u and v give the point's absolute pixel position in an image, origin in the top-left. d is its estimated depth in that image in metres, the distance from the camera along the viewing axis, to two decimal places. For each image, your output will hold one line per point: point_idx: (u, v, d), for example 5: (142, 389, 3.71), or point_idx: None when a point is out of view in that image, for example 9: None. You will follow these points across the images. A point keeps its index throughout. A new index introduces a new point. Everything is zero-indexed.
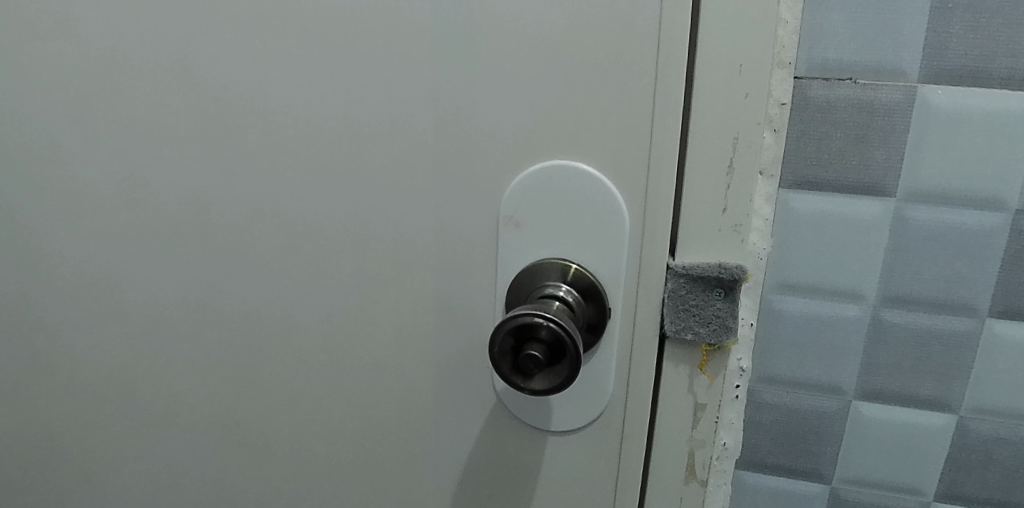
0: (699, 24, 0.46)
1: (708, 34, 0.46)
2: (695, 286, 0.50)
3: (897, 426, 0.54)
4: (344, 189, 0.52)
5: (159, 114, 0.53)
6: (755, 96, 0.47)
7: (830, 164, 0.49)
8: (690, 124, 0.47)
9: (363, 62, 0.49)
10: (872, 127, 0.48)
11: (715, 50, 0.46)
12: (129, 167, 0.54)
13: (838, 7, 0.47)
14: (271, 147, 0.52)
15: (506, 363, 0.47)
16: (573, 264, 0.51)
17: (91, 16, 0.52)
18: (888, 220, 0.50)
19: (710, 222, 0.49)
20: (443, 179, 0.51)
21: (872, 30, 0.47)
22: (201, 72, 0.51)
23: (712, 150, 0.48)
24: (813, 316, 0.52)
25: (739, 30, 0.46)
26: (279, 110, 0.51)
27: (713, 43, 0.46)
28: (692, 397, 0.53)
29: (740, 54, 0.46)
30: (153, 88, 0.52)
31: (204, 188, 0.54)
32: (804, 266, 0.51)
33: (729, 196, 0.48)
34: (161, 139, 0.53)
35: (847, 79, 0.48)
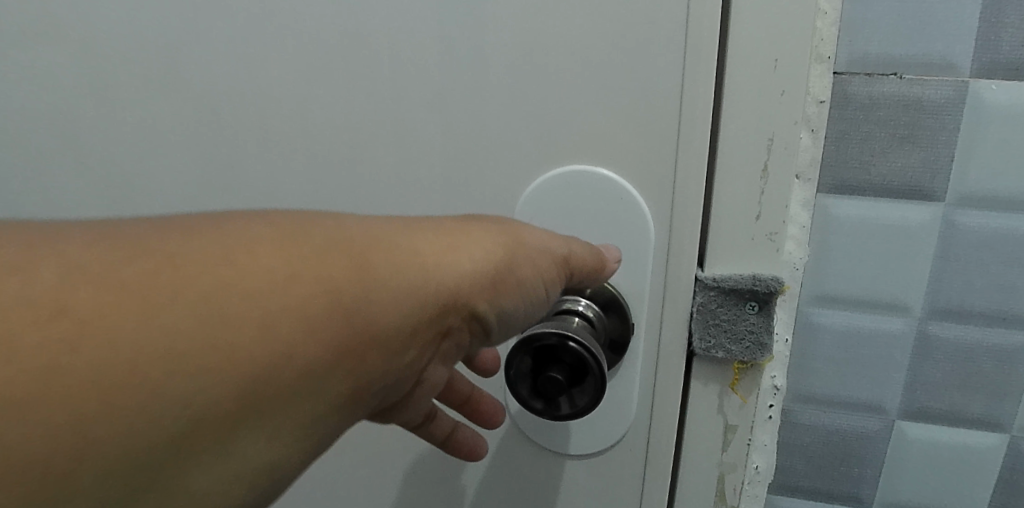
0: (730, 15, 0.42)
1: (741, 27, 0.42)
2: (726, 299, 0.46)
3: (944, 446, 0.50)
4: (345, 198, 0.48)
5: (136, 120, 0.48)
6: (792, 93, 0.43)
7: (873, 166, 0.45)
8: (722, 125, 0.43)
9: (361, 61, 0.45)
10: (919, 125, 0.44)
11: (750, 43, 0.42)
12: (106, 179, 0.50)
13: None
14: (263, 154, 0.48)
15: (525, 386, 0.44)
16: None
17: (54, 13, 0.47)
18: (934, 226, 0.46)
19: (743, 230, 0.45)
20: (453, 187, 0.47)
21: (919, 19, 0.43)
22: (183, 73, 0.47)
23: (745, 152, 0.44)
24: (853, 330, 0.48)
25: (776, 22, 0.41)
26: (271, 114, 0.47)
27: (747, 36, 0.42)
28: (723, 418, 0.49)
29: (777, 48, 0.42)
30: (130, 92, 0.47)
31: (193, 198, 0.49)
32: (844, 276, 0.47)
33: (764, 202, 0.45)
34: (142, 148, 0.49)
35: (892, 73, 0.44)
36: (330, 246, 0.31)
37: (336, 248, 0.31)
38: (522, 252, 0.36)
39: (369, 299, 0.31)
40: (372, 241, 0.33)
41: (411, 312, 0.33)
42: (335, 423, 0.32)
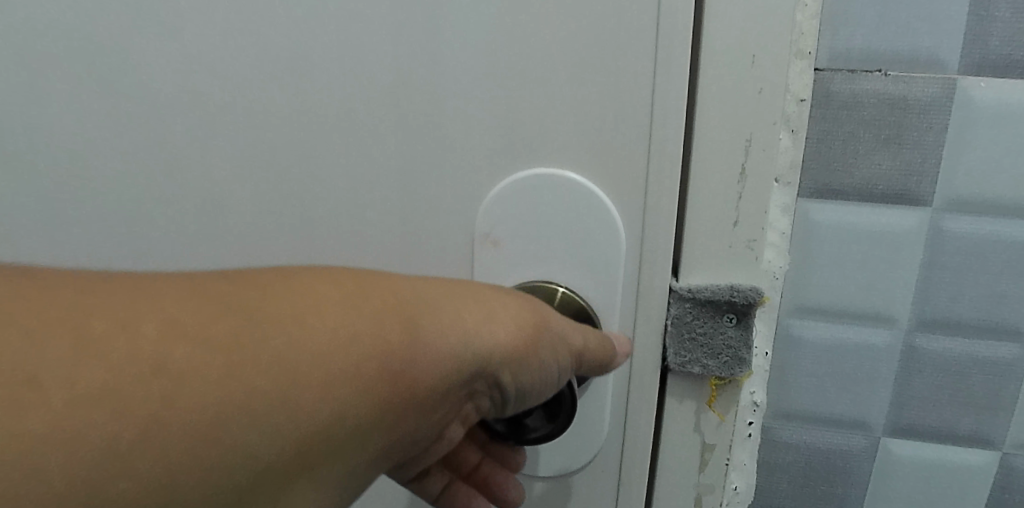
0: (705, 7, 0.39)
1: (716, 20, 0.39)
2: (702, 311, 0.43)
3: (931, 464, 0.48)
4: (285, 208, 0.43)
5: (50, 122, 0.43)
6: (770, 91, 0.40)
7: (857, 169, 0.42)
8: (696, 124, 0.40)
9: (302, 55, 0.40)
10: (905, 126, 0.42)
11: (726, 37, 0.39)
12: (16, 188, 0.44)
13: None
14: (194, 159, 0.43)
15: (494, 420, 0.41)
16: (560, 287, 0.44)
17: None
18: (922, 232, 0.43)
19: (719, 237, 0.42)
20: (406, 194, 0.43)
21: (905, 10, 0.40)
22: (102, 69, 0.42)
23: (721, 154, 0.41)
24: (837, 343, 0.46)
25: (753, 14, 0.39)
26: (202, 114, 0.42)
27: (722, 29, 0.39)
28: (699, 437, 0.46)
29: (755, 42, 0.39)
30: (43, 89, 0.42)
31: (115, 209, 0.44)
32: (828, 286, 0.44)
33: (741, 208, 0.42)
34: (56, 153, 0.43)
35: (876, 70, 0.41)
36: (384, 305, 0.30)
37: (388, 309, 0.30)
38: (555, 321, 0.36)
39: (413, 368, 0.30)
40: (424, 304, 0.32)
41: (450, 381, 0.32)
42: (358, 489, 0.31)
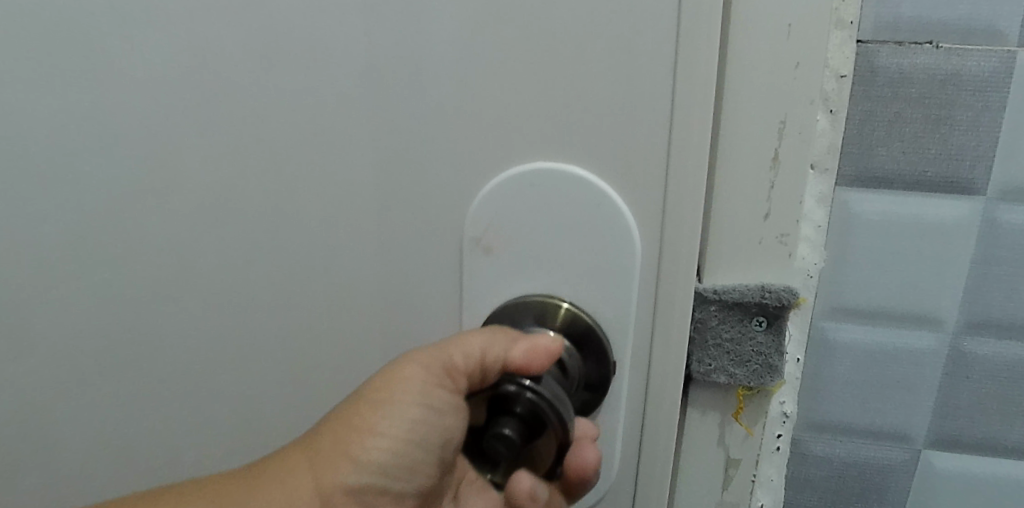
0: None
1: None
2: (729, 314, 0.39)
3: (978, 479, 0.43)
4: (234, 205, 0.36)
5: None
6: (808, 66, 0.35)
7: (903, 154, 0.38)
8: (725, 103, 0.36)
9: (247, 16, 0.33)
10: (958, 105, 0.37)
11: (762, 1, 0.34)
12: None
13: None
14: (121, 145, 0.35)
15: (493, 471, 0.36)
16: (564, 302, 0.35)
17: None
18: (974, 224, 0.39)
19: (749, 232, 0.38)
20: (380, 190, 0.35)
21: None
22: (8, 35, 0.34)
23: (752, 138, 0.36)
24: (876, 348, 0.41)
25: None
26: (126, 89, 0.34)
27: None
28: (724, 452, 0.42)
29: (793, 9, 0.34)
30: None
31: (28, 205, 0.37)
32: (868, 285, 0.40)
33: (773, 198, 0.37)
34: None
35: (926, 42, 0.36)
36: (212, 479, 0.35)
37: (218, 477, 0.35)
38: (414, 385, 0.34)
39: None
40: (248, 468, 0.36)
41: (366, 472, 0.34)
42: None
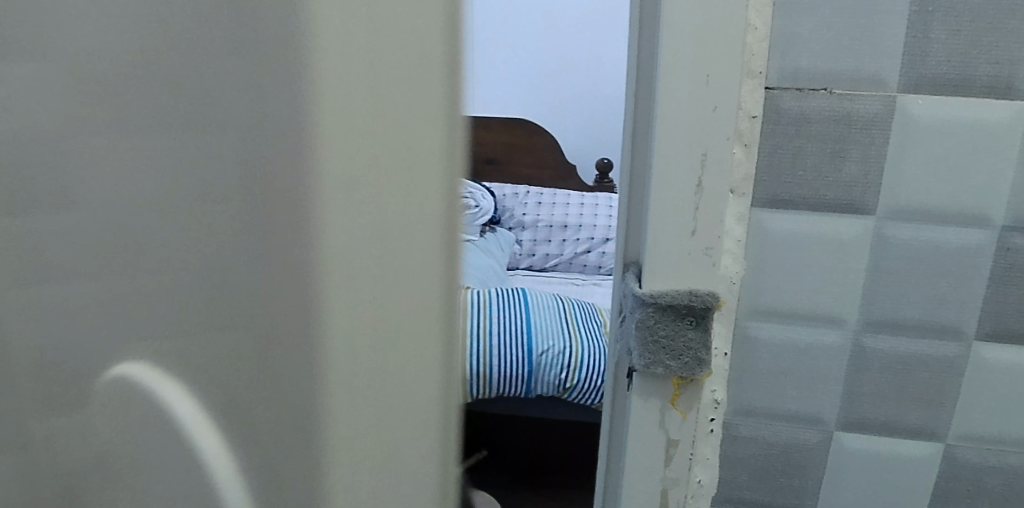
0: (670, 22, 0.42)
1: (680, 35, 0.42)
2: (663, 315, 0.47)
3: (882, 456, 0.51)
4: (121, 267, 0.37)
5: None
6: (723, 109, 0.44)
7: (805, 177, 0.46)
8: (662, 136, 0.44)
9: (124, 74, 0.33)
10: (849, 140, 0.45)
11: (685, 54, 0.43)
12: None
13: (809, 14, 0.43)
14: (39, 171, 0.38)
15: None
16: None
17: None
18: (866, 240, 0.46)
19: (679, 246, 0.46)
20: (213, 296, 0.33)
21: (847, 33, 0.43)
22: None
23: (683, 167, 0.45)
24: (790, 345, 0.49)
25: (708, 32, 0.42)
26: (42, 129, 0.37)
27: (681, 43, 0.43)
28: (665, 433, 0.50)
29: (712, 61, 0.43)
30: None
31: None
32: (779, 292, 0.48)
33: (698, 216, 0.46)
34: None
35: (821, 88, 0.44)
36: None
37: None
38: None
39: None
40: None
41: None
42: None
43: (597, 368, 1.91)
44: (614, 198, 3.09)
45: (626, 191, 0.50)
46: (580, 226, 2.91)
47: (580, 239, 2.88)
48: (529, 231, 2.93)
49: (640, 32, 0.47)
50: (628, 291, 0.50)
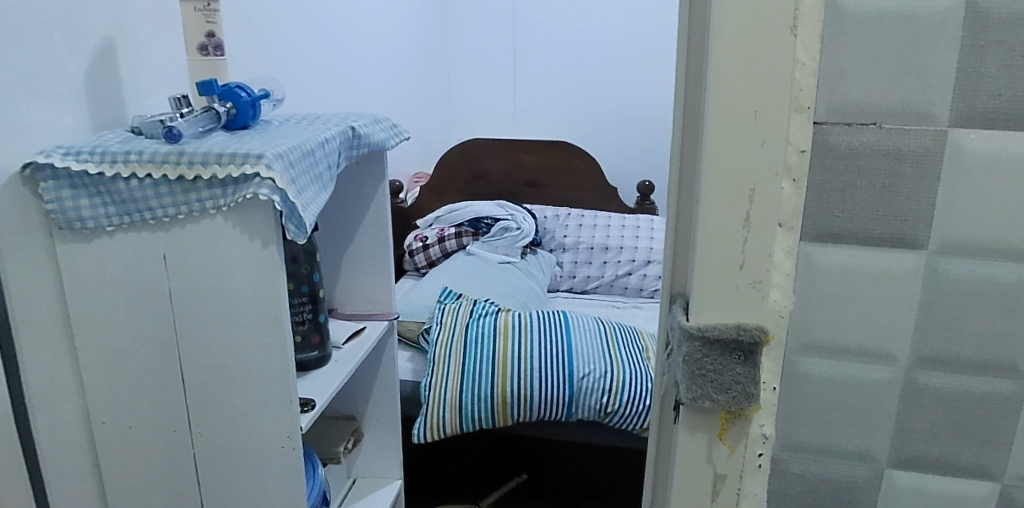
0: (727, 68, 0.51)
1: (733, 81, 0.51)
2: (711, 349, 0.55)
3: (934, 491, 0.60)
4: None
5: None
6: (770, 142, 0.52)
7: (855, 214, 0.54)
8: (709, 198, 0.53)
9: None
10: (899, 174, 0.53)
11: (731, 128, 0.52)
12: None
13: (856, 51, 0.52)
14: None
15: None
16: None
17: None
18: (904, 283, 0.55)
19: (730, 279, 0.55)
20: None
21: (876, 102, 0.52)
22: None
23: (726, 223, 0.54)
24: (839, 379, 0.58)
25: (752, 107, 0.52)
26: None
27: (727, 119, 0.52)
28: (714, 468, 0.59)
29: (756, 133, 0.52)
30: None
31: None
32: (826, 325, 0.57)
33: (746, 252, 0.54)
34: None
35: (872, 123, 0.53)
36: None
37: None
38: None
39: None
40: None
41: None
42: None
43: (639, 393, 1.90)
44: (655, 220, 3.07)
45: (676, 242, 0.59)
46: (620, 248, 2.91)
47: (621, 261, 2.87)
48: (570, 253, 2.93)
49: (688, 106, 0.56)
50: (675, 323, 0.58)
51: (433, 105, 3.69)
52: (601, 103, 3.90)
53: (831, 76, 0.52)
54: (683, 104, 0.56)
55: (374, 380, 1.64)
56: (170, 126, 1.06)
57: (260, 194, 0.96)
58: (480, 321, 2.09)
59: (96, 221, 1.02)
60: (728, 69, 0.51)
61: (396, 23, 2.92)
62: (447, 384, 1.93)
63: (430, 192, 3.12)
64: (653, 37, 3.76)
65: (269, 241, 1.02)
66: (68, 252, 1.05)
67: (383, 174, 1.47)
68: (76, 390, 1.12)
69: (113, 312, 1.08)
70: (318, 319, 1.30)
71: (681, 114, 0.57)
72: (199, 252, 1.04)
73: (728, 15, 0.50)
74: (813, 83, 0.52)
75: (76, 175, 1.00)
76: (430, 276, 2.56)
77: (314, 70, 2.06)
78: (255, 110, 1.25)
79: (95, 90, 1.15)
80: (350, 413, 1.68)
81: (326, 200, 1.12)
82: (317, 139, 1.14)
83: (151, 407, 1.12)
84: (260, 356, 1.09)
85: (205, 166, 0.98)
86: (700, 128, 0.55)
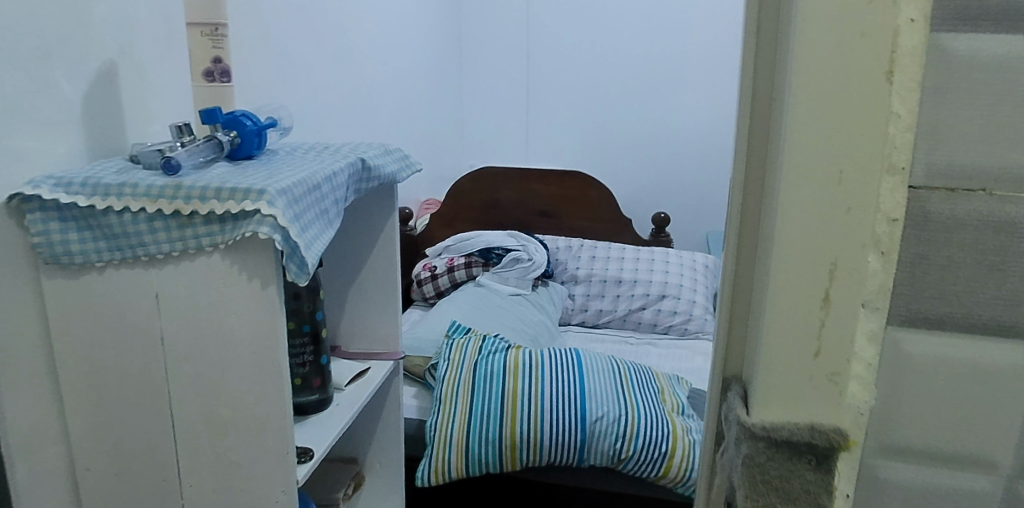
0: (811, 121, 0.49)
1: (815, 137, 0.49)
2: (777, 450, 0.54)
3: None
4: None
5: None
6: (855, 210, 0.50)
7: (951, 298, 0.52)
8: (777, 300, 0.52)
9: None
10: (1009, 253, 0.51)
11: (803, 227, 0.50)
12: None
13: (969, 106, 0.49)
14: None
15: None
16: None
17: None
18: (1006, 377, 0.53)
19: (802, 370, 0.53)
20: None
21: (987, 163, 0.50)
22: None
23: (797, 326, 0.52)
24: (927, 490, 0.56)
25: (834, 195, 0.50)
26: None
27: (799, 218, 0.50)
28: None
29: (839, 200, 0.50)
30: None
31: None
32: (913, 420, 0.55)
33: (821, 337, 0.52)
34: None
35: (982, 190, 0.50)
36: None
37: None
38: None
39: None
40: None
41: None
42: None
43: (655, 439, 1.81)
44: (670, 252, 2.99)
45: (730, 336, 0.59)
46: (634, 281, 2.83)
47: (635, 295, 2.80)
48: (582, 286, 2.86)
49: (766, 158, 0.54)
50: (735, 416, 0.56)
51: (445, 132, 3.64)
52: (616, 130, 3.86)
53: (930, 132, 0.50)
54: (741, 197, 0.56)
55: (378, 423, 1.57)
56: (168, 157, 1.00)
57: (259, 232, 0.89)
58: (490, 358, 2.01)
59: (86, 256, 0.95)
60: (807, 139, 0.49)
61: (410, 48, 2.90)
62: (454, 424, 1.86)
63: (441, 221, 3.06)
64: (668, 66, 3.75)
65: (268, 282, 0.95)
66: (57, 288, 0.98)
67: (393, 206, 1.40)
68: (61, 435, 1.05)
69: (102, 352, 1.01)
70: (319, 362, 1.23)
71: (742, 200, 0.56)
72: (194, 293, 0.97)
73: (804, 109, 0.48)
74: (908, 136, 0.50)
75: (67, 207, 0.94)
76: (439, 307, 2.48)
77: (325, 95, 2.01)
78: (260, 140, 1.20)
79: (94, 116, 1.09)
80: (352, 455, 1.60)
81: (331, 237, 1.05)
82: (323, 173, 1.08)
83: (139, 456, 1.05)
84: (257, 404, 1.01)
85: (202, 201, 0.91)
86: (773, 184, 0.52)
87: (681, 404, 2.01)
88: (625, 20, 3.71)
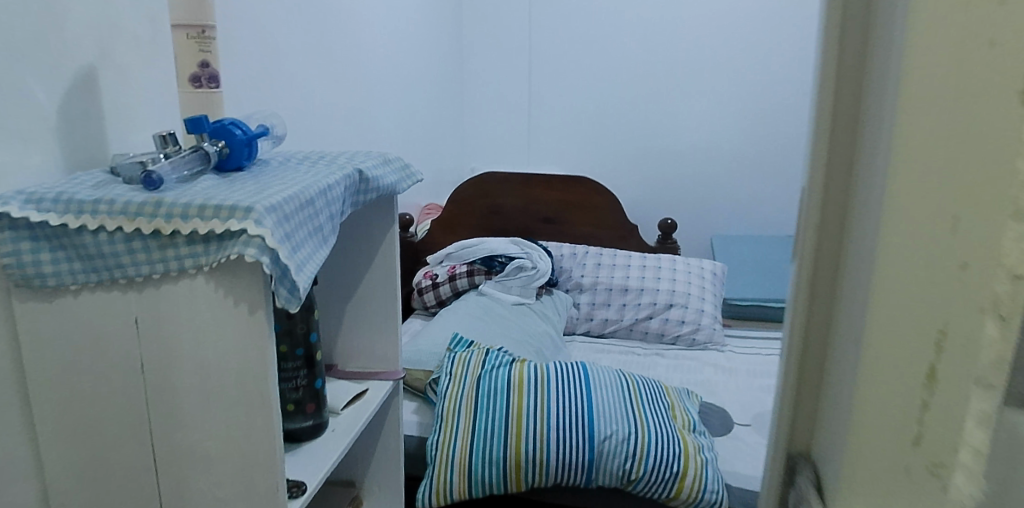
0: (921, 145, 0.36)
1: (926, 167, 0.37)
2: None
3: None
4: None
5: None
6: (978, 261, 0.37)
7: None
8: (864, 390, 0.41)
9: None
10: None
11: (902, 300, 0.39)
12: None
13: None
14: None
15: None
16: None
17: None
18: None
19: (895, 466, 0.42)
20: None
21: None
22: None
23: (891, 423, 0.41)
24: None
25: (949, 240, 0.37)
26: None
27: (898, 289, 0.39)
28: None
29: (955, 246, 0.37)
30: None
31: None
32: None
33: (922, 425, 0.41)
34: None
35: None
36: None
37: None
38: None
39: None
40: None
41: None
42: None
43: (666, 459, 1.73)
44: (677, 259, 2.91)
45: (800, 416, 0.48)
46: (641, 289, 2.76)
47: (641, 304, 2.72)
48: (587, 295, 2.78)
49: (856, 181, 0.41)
50: None
51: (445, 134, 3.57)
52: (619, 133, 3.79)
53: None
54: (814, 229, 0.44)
55: (377, 444, 1.49)
56: (149, 171, 0.92)
57: (245, 255, 0.81)
58: (493, 373, 1.94)
59: (59, 278, 0.88)
60: (912, 168, 0.37)
61: (409, 50, 2.84)
62: (456, 444, 1.78)
63: (442, 226, 2.98)
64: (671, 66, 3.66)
65: (256, 307, 0.88)
66: (29, 311, 0.91)
67: (392, 219, 1.33)
68: (35, 468, 0.98)
69: (78, 381, 0.93)
70: (314, 386, 1.16)
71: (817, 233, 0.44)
72: (177, 318, 0.89)
73: (908, 147, 0.37)
74: None
75: (38, 226, 0.86)
76: (440, 318, 2.41)
77: (320, 98, 1.94)
78: (251, 150, 1.13)
79: (71, 125, 1.02)
80: (349, 478, 1.53)
81: (325, 256, 0.98)
82: (317, 186, 1.00)
83: (119, 492, 0.97)
84: (245, 438, 0.93)
85: (184, 220, 0.84)
86: (862, 222, 0.40)
87: (692, 420, 1.93)
88: (628, 21, 3.64)
